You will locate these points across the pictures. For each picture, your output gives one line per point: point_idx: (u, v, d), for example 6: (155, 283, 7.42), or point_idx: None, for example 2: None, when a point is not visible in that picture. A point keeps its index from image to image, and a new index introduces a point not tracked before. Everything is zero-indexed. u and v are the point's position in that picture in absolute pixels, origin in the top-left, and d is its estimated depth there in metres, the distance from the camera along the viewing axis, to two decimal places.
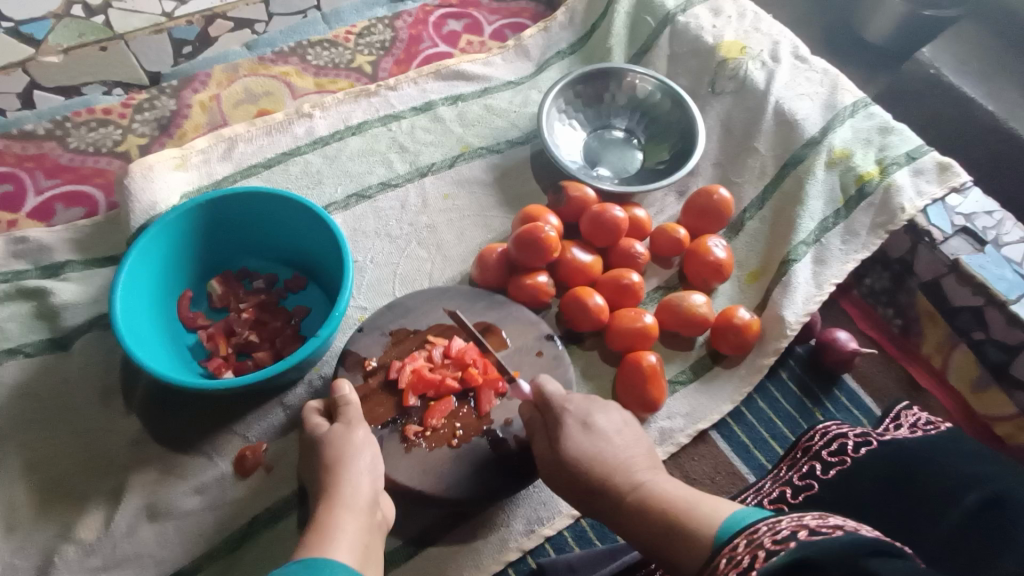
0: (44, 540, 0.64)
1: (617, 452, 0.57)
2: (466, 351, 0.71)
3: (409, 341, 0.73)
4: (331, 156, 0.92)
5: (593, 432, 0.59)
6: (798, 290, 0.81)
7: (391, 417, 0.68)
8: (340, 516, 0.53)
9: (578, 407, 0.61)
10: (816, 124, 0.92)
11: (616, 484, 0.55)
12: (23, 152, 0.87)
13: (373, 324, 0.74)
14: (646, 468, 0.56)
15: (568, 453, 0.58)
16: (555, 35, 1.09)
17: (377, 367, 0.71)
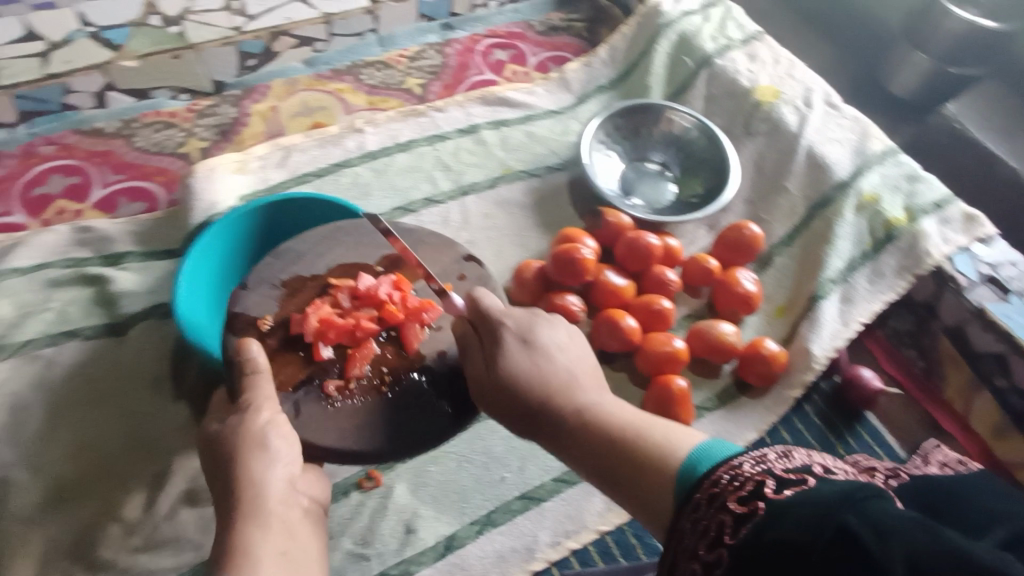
0: (89, 516, 0.67)
1: (561, 371, 0.58)
2: (376, 292, 0.70)
3: (307, 291, 0.71)
4: (379, 169, 0.97)
5: (535, 347, 0.59)
6: (826, 325, 0.83)
7: (304, 377, 0.66)
8: (251, 533, 0.52)
9: (518, 324, 0.61)
10: (846, 169, 0.95)
11: (559, 403, 0.56)
12: (91, 147, 0.91)
13: (258, 278, 0.70)
14: (594, 389, 0.57)
15: (517, 373, 0.58)
16: (596, 71, 1.14)
17: (272, 323, 0.68)
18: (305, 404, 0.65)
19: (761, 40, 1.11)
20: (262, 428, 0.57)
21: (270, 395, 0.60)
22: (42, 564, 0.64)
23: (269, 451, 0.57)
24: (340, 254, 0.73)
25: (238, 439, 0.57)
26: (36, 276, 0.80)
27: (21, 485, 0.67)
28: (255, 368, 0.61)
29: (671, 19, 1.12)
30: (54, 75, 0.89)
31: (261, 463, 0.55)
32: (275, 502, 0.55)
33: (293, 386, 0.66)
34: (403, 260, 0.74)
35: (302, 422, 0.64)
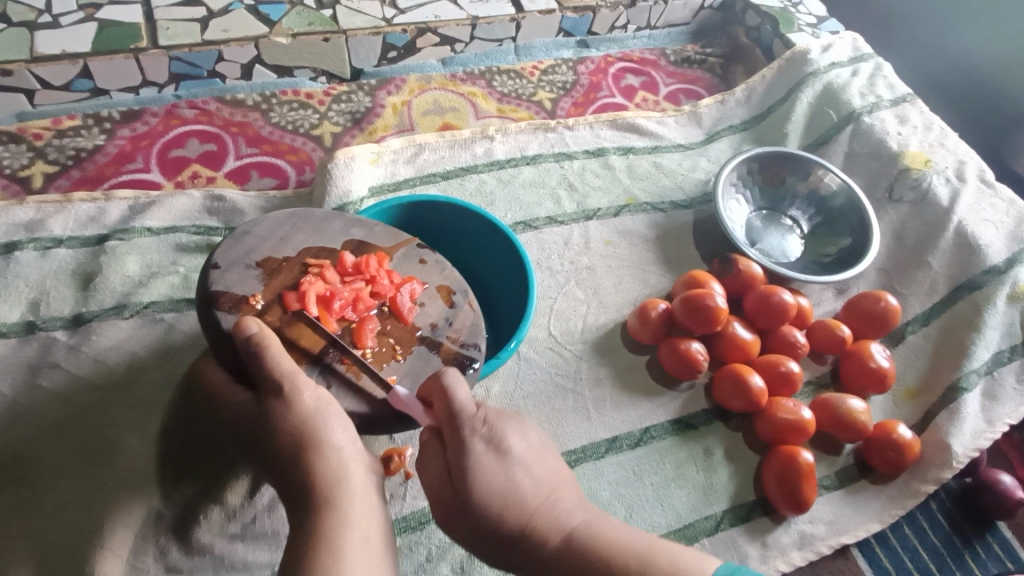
0: (189, 495, 0.64)
1: (538, 487, 0.51)
2: (364, 263, 0.65)
3: (287, 269, 0.62)
4: (505, 180, 0.95)
5: (508, 458, 0.50)
6: (967, 422, 0.78)
7: (321, 347, 0.59)
8: (330, 519, 0.48)
9: (489, 427, 0.51)
10: (1000, 254, 0.89)
11: (541, 529, 0.49)
12: (230, 117, 0.92)
13: (231, 258, 0.61)
14: (573, 504, 0.51)
15: (492, 498, 0.49)
16: (730, 110, 1.10)
17: (265, 303, 0.60)
18: (332, 373, 0.59)
19: (912, 102, 1.05)
20: (311, 407, 0.51)
21: (295, 370, 0.52)
22: (140, 537, 0.62)
23: (328, 434, 0.51)
24: (314, 240, 0.65)
25: (291, 421, 0.50)
26: (166, 238, 0.80)
27: (128, 450, 0.65)
28: (262, 341, 0.52)
29: (819, 68, 1.08)
30: (210, 40, 0.88)
31: (329, 446, 0.50)
32: (354, 487, 0.50)
33: (311, 357, 0.59)
34: (369, 244, 0.67)
35: (335, 393, 0.58)
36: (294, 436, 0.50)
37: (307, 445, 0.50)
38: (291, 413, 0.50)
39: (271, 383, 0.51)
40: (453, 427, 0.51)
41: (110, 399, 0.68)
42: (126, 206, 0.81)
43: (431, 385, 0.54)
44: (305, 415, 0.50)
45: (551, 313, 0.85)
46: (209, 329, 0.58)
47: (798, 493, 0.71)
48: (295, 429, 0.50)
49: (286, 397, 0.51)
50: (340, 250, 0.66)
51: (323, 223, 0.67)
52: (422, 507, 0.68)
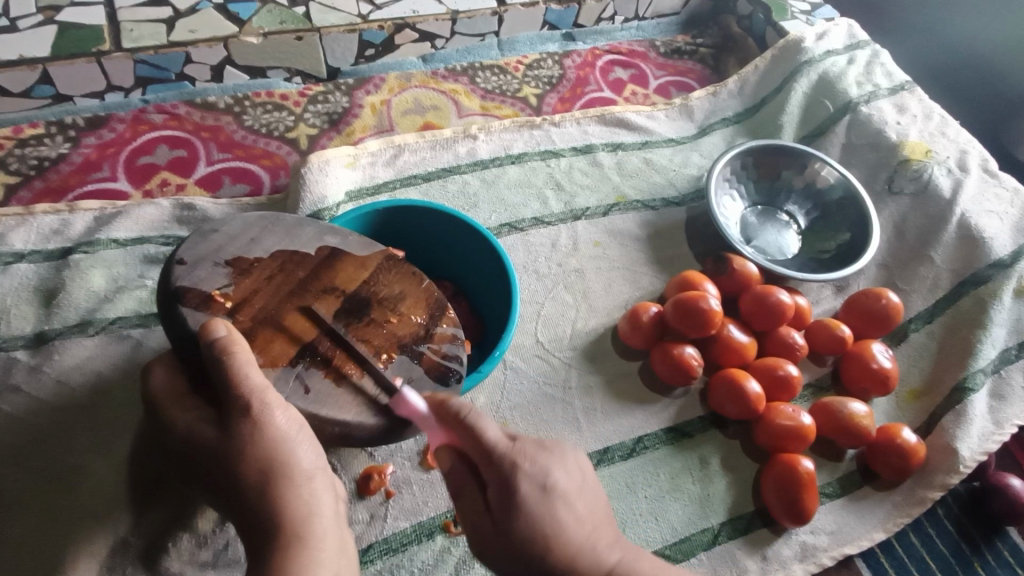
0: (155, 522, 0.60)
1: (582, 523, 0.48)
2: (343, 270, 0.61)
3: (258, 271, 0.57)
4: (489, 180, 0.91)
5: (552, 494, 0.47)
6: (974, 424, 0.75)
7: (299, 349, 0.55)
8: (299, 556, 0.44)
9: (529, 466, 0.48)
10: (1005, 247, 0.85)
11: (582, 569, 0.46)
12: (201, 121, 0.89)
13: (199, 253, 0.56)
14: (609, 541, 0.48)
15: (535, 540, 0.46)
16: (723, 102, 1.06)
17: (238, 302, 0.55)
18: (311, 377, 0.54)
19: (911, 90, 1.01)
20: (283, 431, 0.47)
21: (264, 385, 0.47)
22: (106, 567, 0.58)
23: (299, 461, 0.47)
24: (284, 242, 0.60)
25: (260, 447, 0.46)
26: (133, 250, 0.76)
27: (94, 476, 0.62)
28: (229, 346, 0.47)
29: (814, 57, 1.04)
30: (176, 41, 0.85)
31: (300, 476, 0.47)
32: (324, 519, 0.47)
33: (289, 360, 0.54)
34: (344, 251, 0.61)
35: (316, 398, 0.54)
36: (263, 465, 0.46)
37: (278, 474, 0.46)
38: (260, 439, 0.46)
39: (238, 403, 0.46)
40: (491, 465, 0.48)
41: (74, 422, 0.65)
42: (92, 217, 0.78)
43: (446, 413, 0.50)
44: (274, 442, 0.46)
45: (538, 319, 0.81)
46: (172, 325, 0.53)
47: (799, 504, 0.67)
48: (262, 459, 0.46)
49: (255, 418, 0.46)
50: (313, 256, 0.60)
51: (297, 228, 0.61)
52: (404, 528, 0.64)
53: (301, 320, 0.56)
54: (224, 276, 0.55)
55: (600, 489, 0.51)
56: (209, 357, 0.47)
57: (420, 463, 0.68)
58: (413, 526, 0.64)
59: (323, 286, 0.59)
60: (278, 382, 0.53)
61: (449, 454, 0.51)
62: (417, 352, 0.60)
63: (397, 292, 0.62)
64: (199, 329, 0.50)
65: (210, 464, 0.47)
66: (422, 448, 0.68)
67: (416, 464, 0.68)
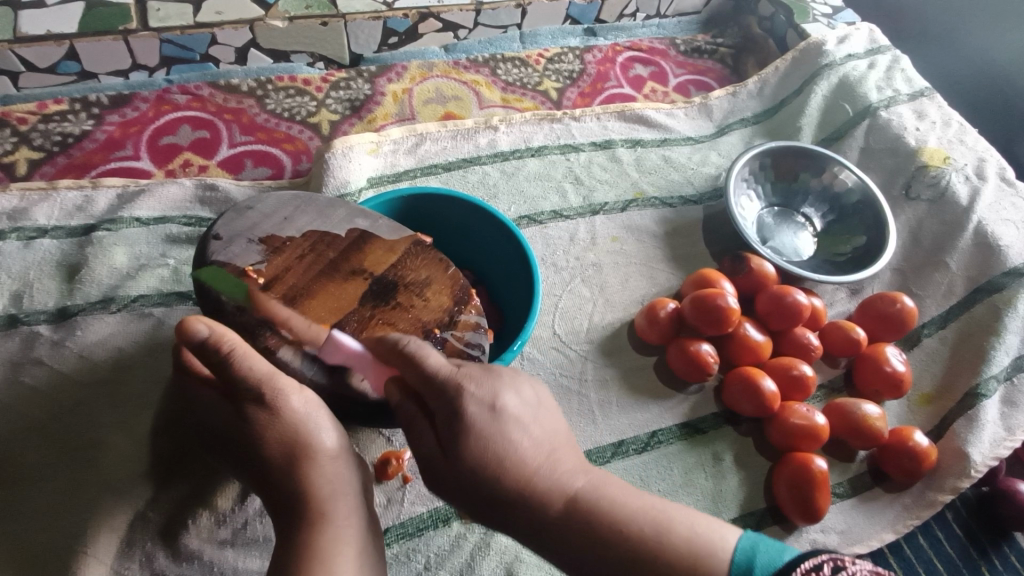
0: (177, 498, 0.61)
1: (537, 447, 0.48)
2: (371, 253, 0.61)
3: (290, 249, 0.58)
4: (509, 172, 0.91)
5: (504, 419, 0.47)
6: (985, 429, 0.75)
7: (327, 328, 0.55)
8: (322, 532, 0.45)
9: (481, 389, 0.47)
10: (1021, 255, 0.86)
11: (540, 492, 0.47)
12: (224, 103, 0.89)
13: (235, 229, 0.57)
14: (570, 467, 0.48)
15: (489, 462, 0.46)
16: (741, 102, 1.07)
17: (269, 278, 0.55)
18: (338, 355, 0.55)
19: (931, 97, 1.02)
20: (301, 414, 0.47)
21: (270, 373, 0.45)
22: (126, 542, 0.58)
23: (321, 441, 0.48)
24: (317, 223, 0.61)
25: (282, 429, 0.46)
26: (155, 229, 0.76)
27: (116, 450, 0.62)
28: (222, 341, 0.44)
29: (835, 60, 1.04)
30: (202, 23, 0.85)
31: (323, 455, 0.47)
32: (348, 497, 0.47)
33: (316, 338, 0.54)
34: (373, 235, 0.62)
35: (342, 376, 0.54)
36: (288, 445, 0.47)
37: (300, 454, 0.47)
38: (280, 423, 0.46)
39: (249, 392, 0.45)
40: (439, 395, 0.47)
41: (95, 397, 0.65)
42: (114, 194, 0.78)
43: (382, 347, 0.50)
44: (294, 425, 0.46)
45: (556, 311, 0.82)
46: (205, 298, 0.54)
47: (811, 502, 0.68)
48: (283, 439, 0.47)
49: (270, 405, 0.46)
50: (343, 238, 0.60)
51: (329, 209, 0.62)
52: (420, 512, 0.65)
53: (329, 300, 0.56)
54: (257, 253, 0.56)
55: (558, 419, 0.51)
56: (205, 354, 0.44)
57: None
58: (430, 510, 0.65)
59: (352, 268, 0.59)
60: (305, 360, 0.53)
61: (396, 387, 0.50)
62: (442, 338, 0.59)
63: (423, 277, 0.62)
64: (175, 326, 0.44)
65: (235, 441, 0.48)
66: None
67: None
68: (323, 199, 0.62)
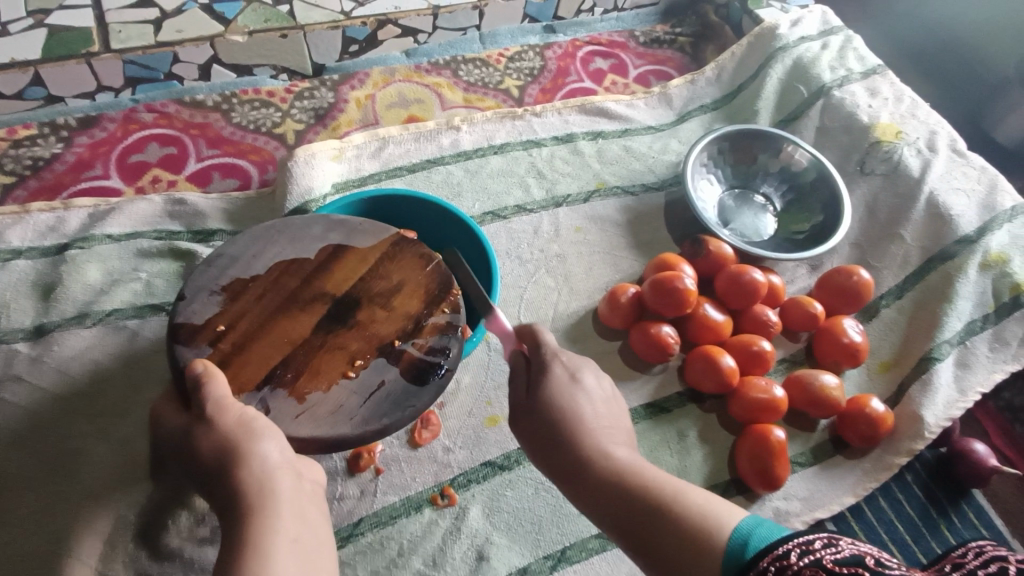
0: (155, 499, 0.63)
1: (598, 418, 0.55)
2: (338, 273, 0.63)
3: (250, 291, 0.61)
4: (472, 170, 0.94)
5: (579, 388, 0.56)
6: (939, 392, 0.77)
7: (269, 369, 0.58)
8: (256, 524, 0.45)
9: (568, 359, 0.58)
10: (972, 224, 0.88)
11: (585, 447, 0.53)
12: (190, 119, 0.91)
13: (197, 284, 0.60)
14: (619, 441, 0.55)
15: (554, 413, 0.54)
16: (700, 89, 1.09)
17: (224, 328, 0.59)
18: (274, 399, 0.57)
19: (883, 74, 1.04)
20: (236, 423, 0.50)
21: (222, 393, 0.52)
22: (109, 544, 0.61)
23: (255, 445, 0.49)
24: (285, 251, 0.64)
25: (216, 437, 0.49)
26: (126, 244, 0.79)
27: (94, 458, 0.65)
28: (198, 373, 0.53)
29: (788, 43, 1.07)
30: (164, 42, 0.88)
31: (256, 455, 0.49)
32: (281, 492, 0.48)
33: (255, 385, 0.57)
34: (348, 248, 0.65)
35: (275, 418, 0.56)
36: (221, 448, 0.49)
37: (233, 457, 0.48)
38: (216, 430, 0.50)
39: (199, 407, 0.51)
40: (539, 354, 0.57)
41: (75, 409, 0.67)
42: (86, 214, 0.80)
43: (528, 332, 0.59)
44: (227, 431, 0.49)
45: (521, 303, 0.84)
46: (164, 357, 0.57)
47: (769, 471, 0.70)
48: (217, 444, 0.49)
49: (210, 417, 0.50)
50: (312, 261, 0.64)
51: (303, 229, 0.65)
52: (392, 502, 0.67)
53: (277, 338, 0.59)
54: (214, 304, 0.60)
55: (625, 412, 0.59)
56: (190, 392, 0.53)
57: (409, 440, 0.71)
58: (401, 499, 0.67)
59: (315, 292, 0.62)
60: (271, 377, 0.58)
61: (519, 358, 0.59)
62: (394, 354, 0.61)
63: (395, 281, 0.64)
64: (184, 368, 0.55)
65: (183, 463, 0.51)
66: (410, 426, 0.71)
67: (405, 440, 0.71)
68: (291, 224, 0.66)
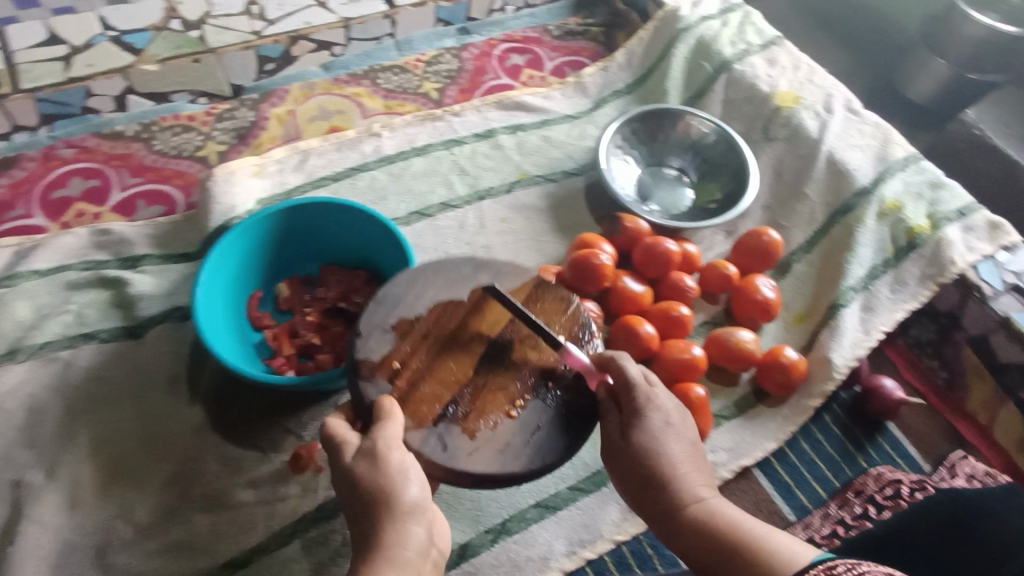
0: (101, 520, 0.67)
1: (684, 460, 0.58)
2: (490, 315, 0.65)
3: (416, 330, 0.63)
4: (396, 174, 0.97)
5: (671, 431, 0.58)
6: (846, 335, 0.83)
7: (442, 405, 0.59)
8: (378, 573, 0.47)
9: (662, 403, 0.59)
10: (868, 176, 0.94)
11: (678, 488, 0.56)
12: (111, 150, 0.93)
13: (372, 323, 0.63)
14: (706, 485, 0.58)
15: (645, 454, 0.58)
16: (613, 75, 1.13)
17: (399, 365, 0.60)
18: (450, 435, 0.58)
19: (781, 45, 1.09)
20: (397, 466, 0.52)
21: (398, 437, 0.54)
22: (56, 567, 0.64)
23: (404, 493, 0.51)
24: (441, 292, 0.66)
25: (377, 476, 0.51)
26: (54, 278, 0.80)
27: (36, 488, 0.67)
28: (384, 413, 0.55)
29: (690, 23, 1.11)
30: (76, 78, 0.91)
31: (403, 507, 0.51)
32: (406, 547, 0.49)
33: (432, 419, 0.59)
34: (491, 295, 0.66)
35: (454, 454, 0.58)
36: (370, 490, 0.51)
37: (381, 501, 0.51)
38: (377, 472, 0.51)
39: (366, 443, 0.53)
40: (630, 395, 0.59)
41: (13, 442, 0.69)
42: (11, 253, 0.81)
43: (607, 360, 0.61)
44: (390, 475, 0.51)
45: None
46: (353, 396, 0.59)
47: None
48: (375, 487, 0.51)
49: (373, 456, 0.52)
50: (467, 300, 0.65)
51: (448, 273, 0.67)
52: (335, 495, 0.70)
53: (449, 374, 0.61)
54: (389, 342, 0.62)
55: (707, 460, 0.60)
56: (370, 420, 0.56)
57: None
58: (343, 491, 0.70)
59: (471, 334, 0.63)
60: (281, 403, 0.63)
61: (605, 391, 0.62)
62: (552, 393, 0.62)
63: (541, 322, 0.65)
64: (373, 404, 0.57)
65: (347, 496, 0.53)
66: None
67: None
68: (439, 264, 0.68)
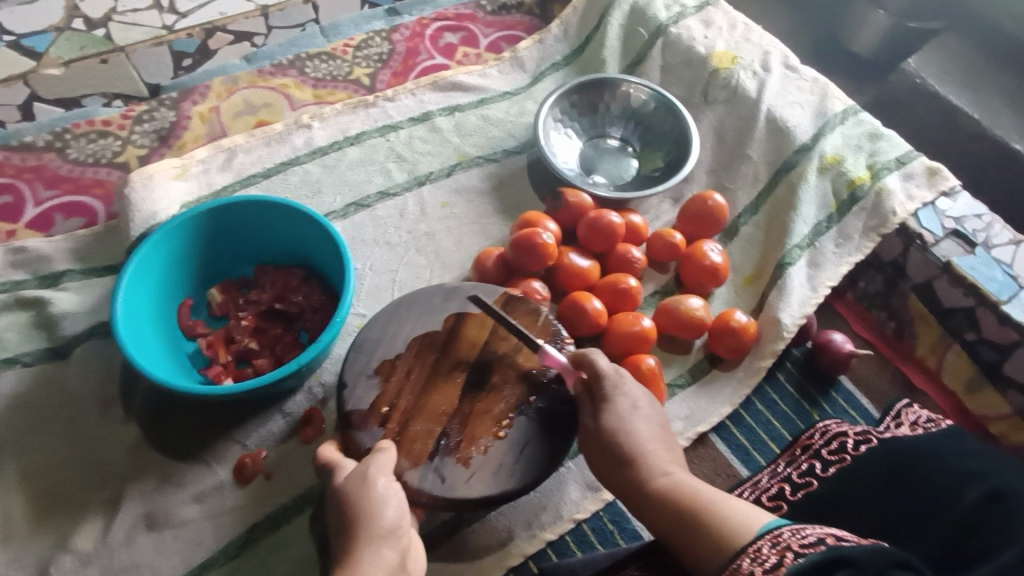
0: (40, 550, 0.64)
1: (651, 438, 0.58)
2: (467, 337, 0.67)
3: (399, 369, 0.65)
4: (330, 165, 0.93)
5: (637, 413, 0.59)
6: (794, 293, 0.83)
7: (435, 439, 0.61)
8: None
9: (629, 388, 0.61)
10: (807, 132, 0.93)
11: (645, 465, 0.56)
12: (22, 163, 0.88)
13: (356, 371, 0.64)
14: (673, 461, 0.57)
15: (611, 434, 0.58)
16: (550, 48, 1.11)
17: (388, 409, 0.62)
18: (447, 466, 0.60)
19: (716, 5, 1.08)
20: (379, 493, 0.52)
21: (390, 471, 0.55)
22: None
23: (382, 517, 0.51)
24: (418, 327, 0.67)
25: (358, 498, 0.52)
26: None
27: None
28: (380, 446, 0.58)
29: None
30: None
31: (380, 528, 0.50)
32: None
33: (427, 455, 0.60)
34: (466, 316, 0.68)
35: (452, 484, 0.59)
36: (345, 509, 0.52)
37: (355, 523, 0.51)
38: (362, 494, 0.52)
39: (360, 468, 0.55)
40: (599, 386, 0.61)
41: None
42: None
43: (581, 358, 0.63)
44: (369, 498, 0.52)
45: (395, 285, 0.85)
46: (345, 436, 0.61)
47: None
48: (354, 508, 0.52)
49: (365, 478, 0.54)
50: (443, 330, 0.67)
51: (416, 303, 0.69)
52: (285, 501, 0.68)
53: (439, 405, 0.63)
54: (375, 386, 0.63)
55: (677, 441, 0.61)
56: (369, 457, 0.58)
57: (293, 439, 0.72)
58: (294, 497, 0.68)
59: (451, 362, 0.65)
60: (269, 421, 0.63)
61: (581, 387, 0.63)
62: (533, 406, 0.63)
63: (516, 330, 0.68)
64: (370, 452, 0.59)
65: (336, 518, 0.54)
66: (292, 426, 0.72)
67: (289, 440, 0.71)
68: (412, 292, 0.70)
